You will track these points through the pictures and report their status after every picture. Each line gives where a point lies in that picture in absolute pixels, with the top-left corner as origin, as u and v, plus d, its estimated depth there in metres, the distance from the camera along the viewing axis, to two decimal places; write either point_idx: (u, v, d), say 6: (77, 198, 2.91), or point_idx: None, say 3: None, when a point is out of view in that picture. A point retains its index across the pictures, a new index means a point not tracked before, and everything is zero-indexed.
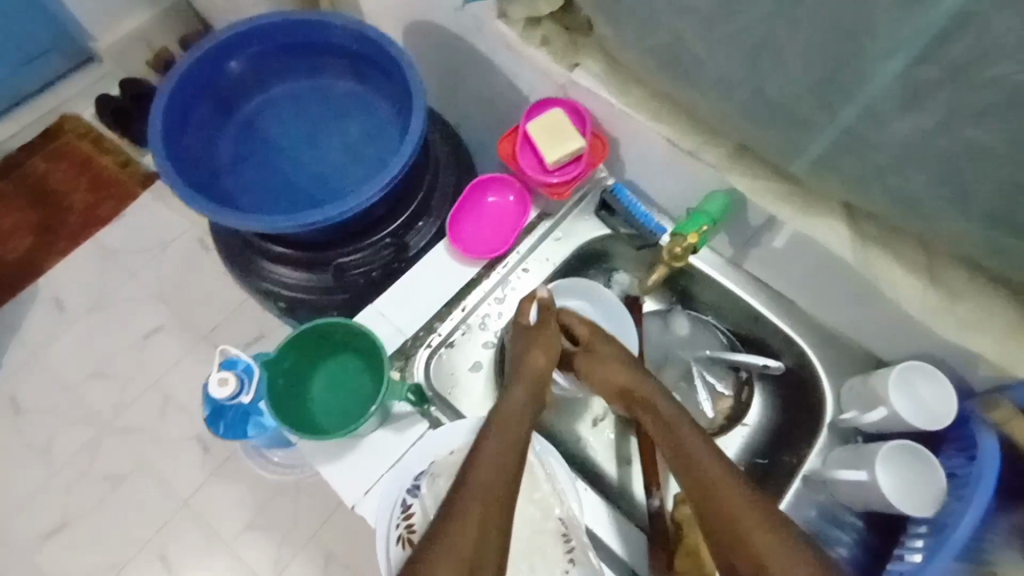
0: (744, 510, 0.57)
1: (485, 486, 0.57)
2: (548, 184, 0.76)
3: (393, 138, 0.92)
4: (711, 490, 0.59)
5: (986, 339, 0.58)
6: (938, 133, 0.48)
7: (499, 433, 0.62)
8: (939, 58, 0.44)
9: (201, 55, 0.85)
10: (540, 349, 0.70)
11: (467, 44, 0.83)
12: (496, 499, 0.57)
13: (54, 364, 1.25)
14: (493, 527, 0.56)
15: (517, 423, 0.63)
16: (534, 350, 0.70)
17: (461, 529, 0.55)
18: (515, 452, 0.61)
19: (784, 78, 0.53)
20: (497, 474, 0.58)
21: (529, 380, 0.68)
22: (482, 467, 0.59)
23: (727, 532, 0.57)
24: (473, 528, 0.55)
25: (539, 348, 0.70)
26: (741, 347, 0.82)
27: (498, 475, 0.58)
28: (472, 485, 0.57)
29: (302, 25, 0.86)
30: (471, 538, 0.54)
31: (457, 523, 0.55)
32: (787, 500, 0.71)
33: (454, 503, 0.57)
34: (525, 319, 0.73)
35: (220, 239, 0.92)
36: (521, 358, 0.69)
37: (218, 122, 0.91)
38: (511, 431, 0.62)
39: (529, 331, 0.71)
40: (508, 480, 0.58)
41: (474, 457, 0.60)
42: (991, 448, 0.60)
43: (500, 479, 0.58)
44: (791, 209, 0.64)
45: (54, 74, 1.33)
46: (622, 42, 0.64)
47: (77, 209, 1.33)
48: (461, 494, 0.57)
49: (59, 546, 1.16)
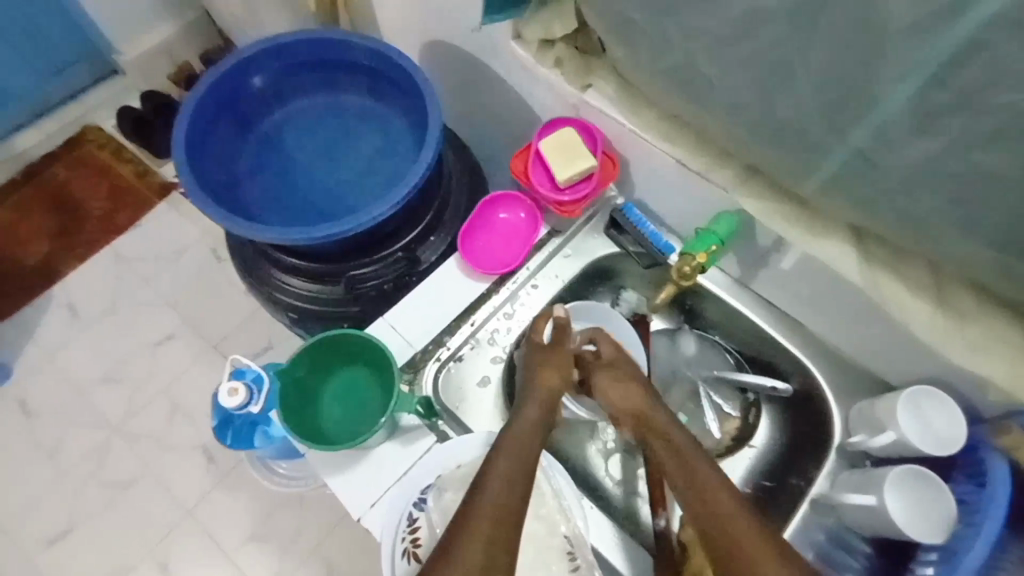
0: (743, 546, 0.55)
1: (495, 500, 0.57)
2: (559, 202, 0.77)
3: (407, 152, 0.94)
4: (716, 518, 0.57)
5: (997, 364, 0.58)
6: (947, 156, 0.49)
7: (510, 449, 0.61)
8: (951, 83, 0.45)
9: (223, 70, 0.87)
10: (551, 368, 0.70)
11: (482, 64, 0.85)
12: (506, 516, 0.56)
13: (66, 369, 1.26)
14: (502, 543, 0.54)
15: (528, 441, 0.63)
16: (547, 369, 0.70)
17: (469, 544, 0.53)
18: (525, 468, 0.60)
19: (796, 100, 0.54)
20: (507, 490, 0.58)
21: (543, 396, 0.68)
22: (493, 481, 0.58)
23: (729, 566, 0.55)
24: (481, 544, 0.53)
25: (550, 367, 0.70)
26: (749, 368, 0.82)
27: (509, 491, 0.57)
28: (482, 499, 0.57)
29: (324, 43, 0.89)
30: (479, 553, 0.53)
31: (467, 537, 0.54)
32: (792, 527, 0.71)
33: (464, 519, 0.56)
34: (538, 336, 0.74)
35: (234, 249, 0.93)
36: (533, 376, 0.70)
37: (237, 135, 0.94)
38: (522, 447, 0.62)
39: (543, 350, 0.72)
40: (518, 494, 0.58)
41: (484, 474, 0.59)
42: (1002, 476, 0.60)
43: (510, 494, 0.57)
44: (800, 230, 0.65)
45: (79, 86, 1.37)
46: (635, 64, 0.65)
47: (94, 217, 1.35)
48: (472, 507, 0.56)
49: (62, 552, 1.16)
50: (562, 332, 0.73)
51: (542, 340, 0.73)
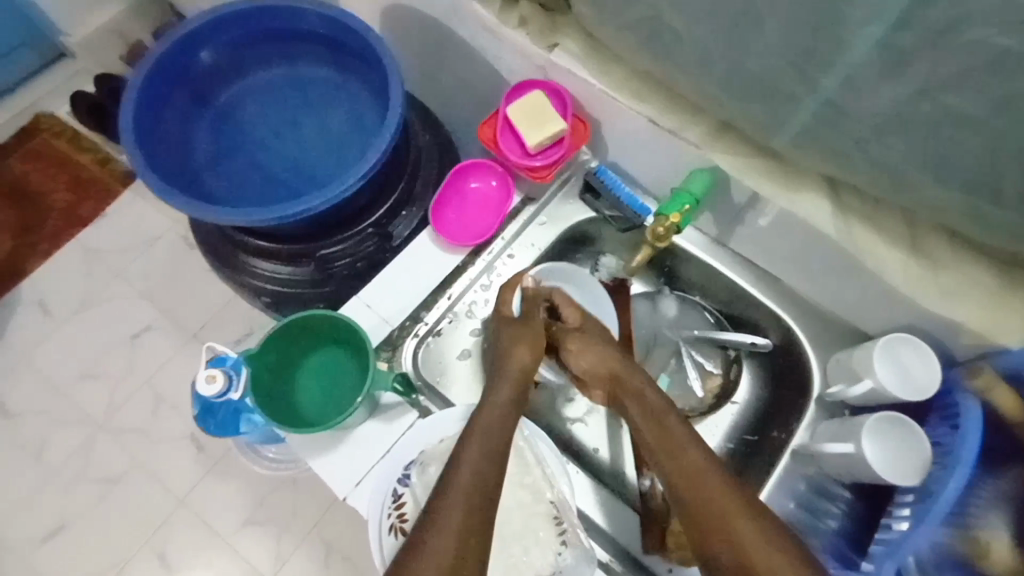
0: (720, 506, 0.56)
1: (467, 490, 0.57)
2: (530, 167, 0.75)
3: (372, 124, 0.91)
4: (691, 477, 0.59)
5: (970, 308, 0.59)
6: (916, 101, 0.48)
7: (481, 436, 0.61)
8: (916, 22, 0.44)
9: (169, 46, 0.82)
10: (524, 345, 0.70)
11: (444, 28, 0.82)
12: (477, 505, 0.56)
13: (42, 367, 1.23)
14: (476, 532, 0.55)
15: (501, 424, 0.62)
16: (519, 347, 0.70)
17: (441, 537, 0.54)
18: (497, 451, 0.60)
19: (764, 50, 0.52)
20: (479, 477, 0.58)
21: (516, 376, 0.68)
22: (465, 470, 0.58)
23: (707, 528, 0.56)
24: (452, 538, 0.54)
25: (523, 343, 0.70)
26: (730, 326, 0.81)
27: (480, 481, 0.57)
28: (454, 490, 0.56)
29: (275, 11, 0.84)
30: (451, 547, 0.53)
31: (438, 531, 0.54)
32: (768, 488, 0.71)
33: (436, 510, 0.56)
34: (507, 309, 0.73)
35: (200, 236, 0.91)
36: (506, 356, 0.69)
37: (193, 114, 0.90)
38: (494, 433, 0.61)
39: (514, 324, 0.72)
40: (489, 485, 0.57)
41: (456, 461, 0.59)
42: (975, 415, 0.61)
43: (481, 485, 0.57)
44: (774, 184, 0.64)
45: (27, 72, 1.30)
46: (601, 20, 0.62)
47: (56, 209, 1.31)
48: (443, 499, 0.56)
49: (56, 549, 1.16)
50: (531, 303, 0.74)
51: (513, 313, 0.73)
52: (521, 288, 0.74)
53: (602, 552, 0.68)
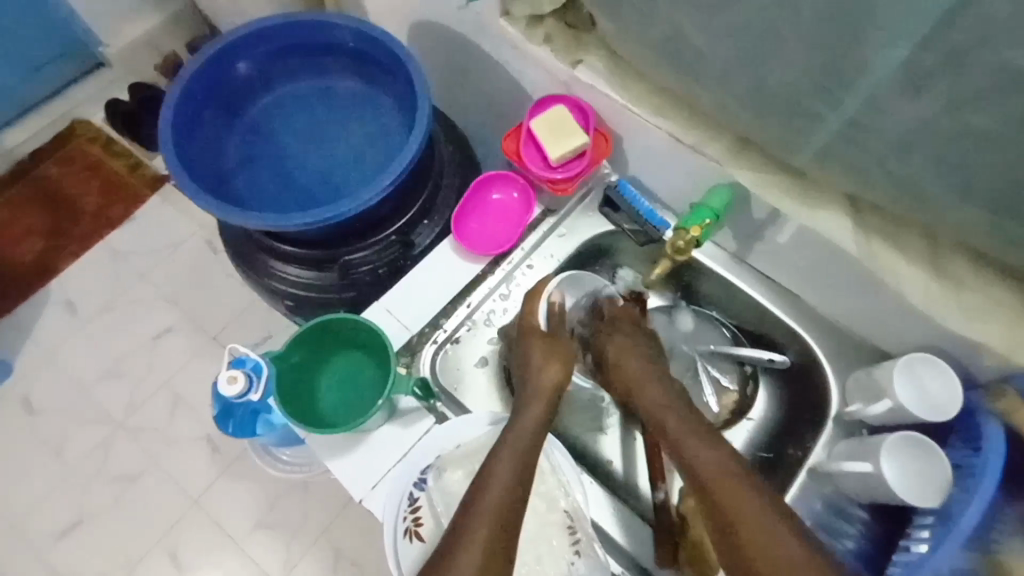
0: (754, 529, 0.55)
1: (495, 507, 0.56)
2: (551, 180, 0.77)
3: (398, 136, 0.93)
4: (715, 497, 0.58)
5: (991, 329, 0.59)
6: (940, 120, 0.48)
7: (511, 454, 0.60)
8: (937, 42, 0.45)
9: (208, 57, 0.86)
10: (557, 360, 0.70)
11: (471, 43, 0.84)
12: (506, 522, 0.56)
13: (66, 365, 1.27)
14: (502, 547, 0.54)
15: (530, 442, 0.62)
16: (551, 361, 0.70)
17: (467, 553, 0.53)
18: (527, 471, 0.60)
19: (786, 69, 0.54)
20: (507, 496, 0.57)
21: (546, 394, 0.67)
22: (493, 490, 0.57)
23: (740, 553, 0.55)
24: (478, 555, 0.53)
25: (555, 359, 0.70)
26: (747, 342, 0.82)
27: (508, 496, 0.57)
28: (481, 507, 0.56)
29: (310, 27, 0.88)
30: (477, 561, 0.53)
31: (464, 546, 0.54)
32: (793, 492, 0.71)
33: (462, 526, 0.55)
34: (535, 318, 0.74)
35: (227, 238, 0.93)
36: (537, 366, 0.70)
37: (226, 123, 0.93)
38: (524, 451, 0.61)
39: (544, 336, 0.72)
40: (515, 505, 0.57)
41: (484, 480, 0.58)
42: (996, 438, 0.60)
43: (510, 503, 0.57)
44: (796, 202, 0.64)
45: (64, 81, 1.35)
46: (626, 38, 0.64)
47: (87, 212, 1.35)
48: (472, 513, 0.56)
49: (72, 545, 1.18)
50: (557, 318, 0.74)
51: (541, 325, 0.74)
52: (546, 300, 0.75)
53: (618, 567, 0.68)
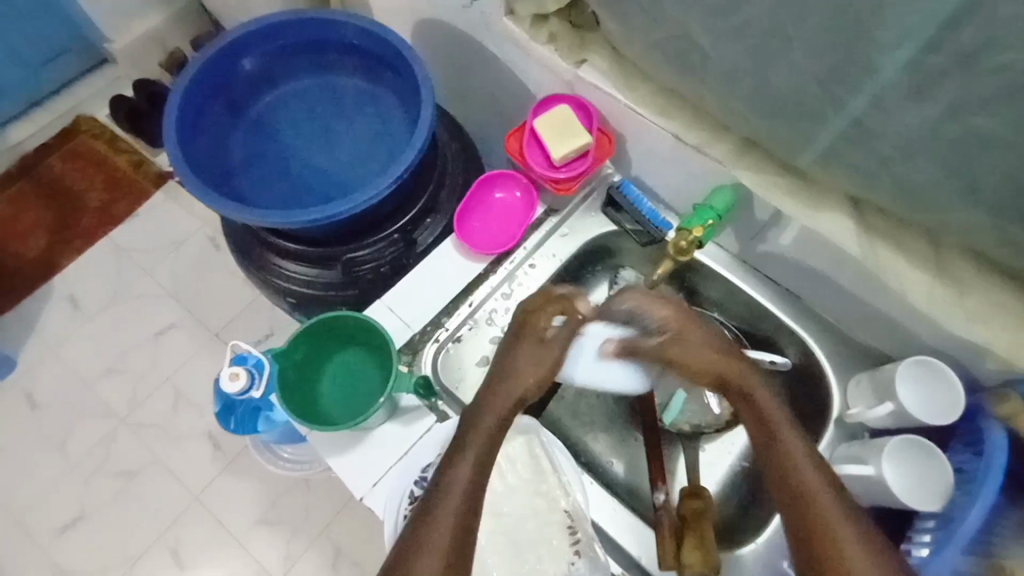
0: (837, 533, 0.55)
1: (454, 511, 0.57)
2: (554, 180, 0.77)
3: (401, 134, 0.93)
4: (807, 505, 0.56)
5: (995, 332, 0.58)
6: (945, 122, 0.48)
7: (472, 456, 0.60)
8: (944, 44, 0.44)
9: (212, 54, 0.86)
10: (531, 367, 0.65)
11: (475, 42, 0.84)
12: (464, 525, 0.57)
13: (68, 362, 1.27)
14: (461, 551, 0.56)
15: (492, 444, 0.61)
16: (524, 365, 0.65)
17: (428, 558, 0.55)
18: (485, 472, 0.60)
19: (791, 70, 0.54)
20: (466, 499, 0.57)
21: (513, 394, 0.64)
22: (453, 492, 0.57)
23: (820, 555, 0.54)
24: (438, 561, 0.55)
25: (532, 364, 0.65)
26: (749, 344, 0.80)
27: (468, 500, 0.57)
28: (442, 511, 0.57)
29: (314, 24, 0.88)
30: (435, 566, 0.55)
31: (425, 551, 0.55)
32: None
33: (422, 528, 0.56)
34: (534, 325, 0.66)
35: (230, 235, 0.93)
36: (505, 368, 0.65)
37: (229, 121, 0.93)
38: (484, 453, 0.60)
39: (536, 343, 0.65)
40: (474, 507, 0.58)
41: (444, 485, 0.58)
42: (999, 443, 0.60)
43: (468, 505, 0.57)
44: (798, 204, 0.64)
45: (71, 76, 1.37)
46: (631, 38, 0.64)
47: (91, 208, 1.35)
48: (431, 518, 0.56)
49: (73, 540, 1.18)
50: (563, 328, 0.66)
51: (542, 331, 0.66)
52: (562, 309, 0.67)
53: (618, 568, 0.68)
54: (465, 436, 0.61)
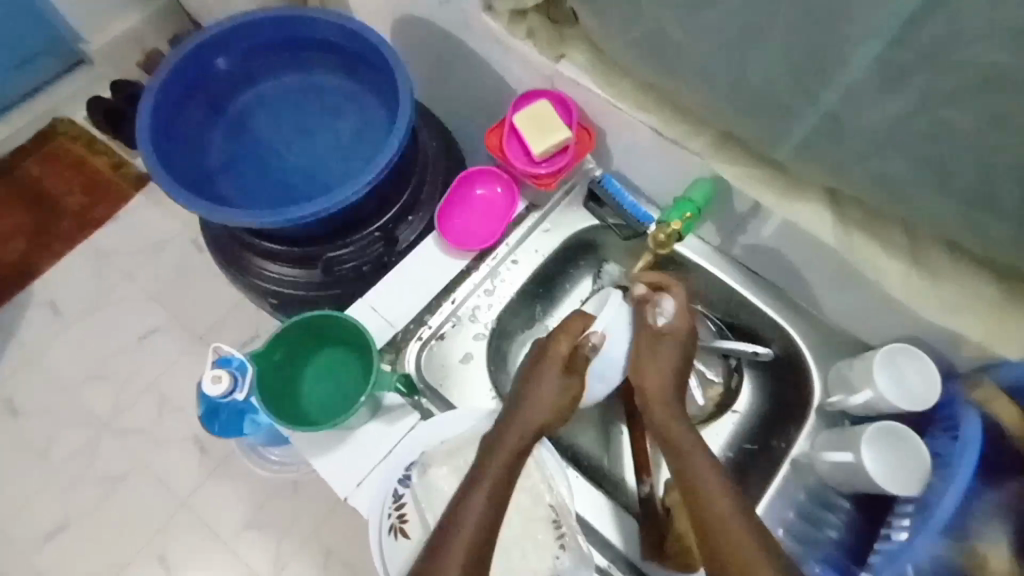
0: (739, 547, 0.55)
1: (469, 538, 0.56)
2: (535, 175, 0.77)
3: (381, 132, 0.93)
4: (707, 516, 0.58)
5: (968, 320, 0.60)
6: (915, 114, 0.49)
7: (488, 484, 0.59)
8: (912, 37, 0.45)
9: (188, 52, 0.85)
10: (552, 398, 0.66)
11: (455, 39, 0.83)
12: (480, 551, 0.56)
13: (49, 368, 1.25)
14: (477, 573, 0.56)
15: (511, 472, 0.61)
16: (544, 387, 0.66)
17: None
18: (502, 500, 0.59)
19: (764, 63, 0.54)
20: (482, 527, 0.57)
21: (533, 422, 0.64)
22: (468, 520, 0.57)
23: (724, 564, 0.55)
24: None
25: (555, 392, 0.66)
26: (732, 335, 0.82)
27: (484, 528, 0.57)
28: (457, 538, 0.56)
29: (292, 23, 0.87)
30: None
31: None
32: (770, 493, 0.71)
33: (435, 554, 0.56)
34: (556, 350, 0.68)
35: (208, 236, 0.92)
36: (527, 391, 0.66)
37: (208, 120, 0.92)
38: (501, 482, 0.60)
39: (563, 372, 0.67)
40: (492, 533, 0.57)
41: (461, 511, 0.58)
42: (973, 427, 0.61)
43: (485, 532, 0.57)
44: (775, 195, 0.65)
45: (46, 79, 1.33)
46: (607, 33, 0.64)
47: (69, 211, 1.33)
48: (445, 546, 0.56)
49: (58, 548, 1.17)
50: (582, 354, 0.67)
51: (563, 353, 0.67)
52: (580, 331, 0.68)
53: (602, 560, 0.69)
54: (482, 464, 0.61)
